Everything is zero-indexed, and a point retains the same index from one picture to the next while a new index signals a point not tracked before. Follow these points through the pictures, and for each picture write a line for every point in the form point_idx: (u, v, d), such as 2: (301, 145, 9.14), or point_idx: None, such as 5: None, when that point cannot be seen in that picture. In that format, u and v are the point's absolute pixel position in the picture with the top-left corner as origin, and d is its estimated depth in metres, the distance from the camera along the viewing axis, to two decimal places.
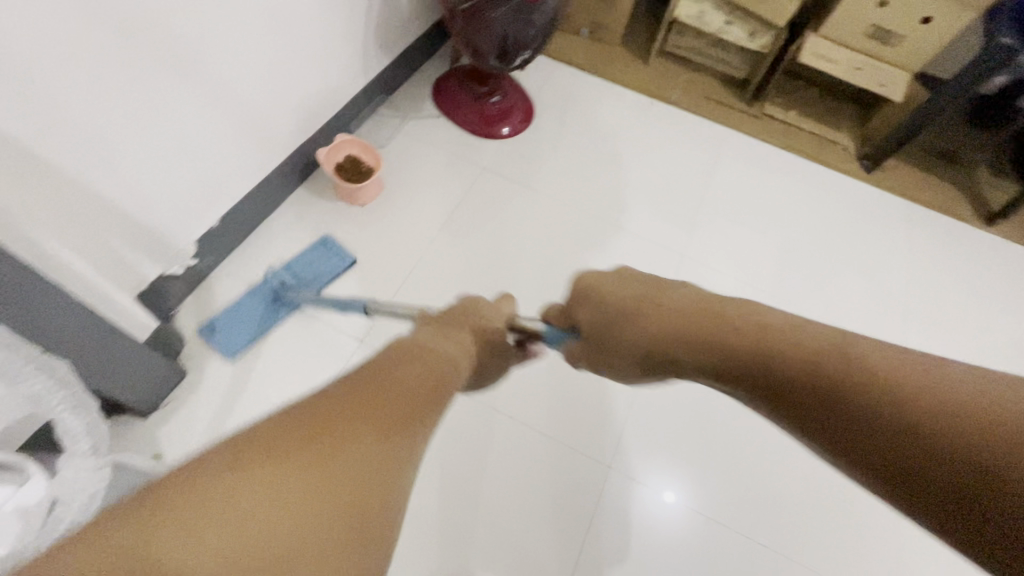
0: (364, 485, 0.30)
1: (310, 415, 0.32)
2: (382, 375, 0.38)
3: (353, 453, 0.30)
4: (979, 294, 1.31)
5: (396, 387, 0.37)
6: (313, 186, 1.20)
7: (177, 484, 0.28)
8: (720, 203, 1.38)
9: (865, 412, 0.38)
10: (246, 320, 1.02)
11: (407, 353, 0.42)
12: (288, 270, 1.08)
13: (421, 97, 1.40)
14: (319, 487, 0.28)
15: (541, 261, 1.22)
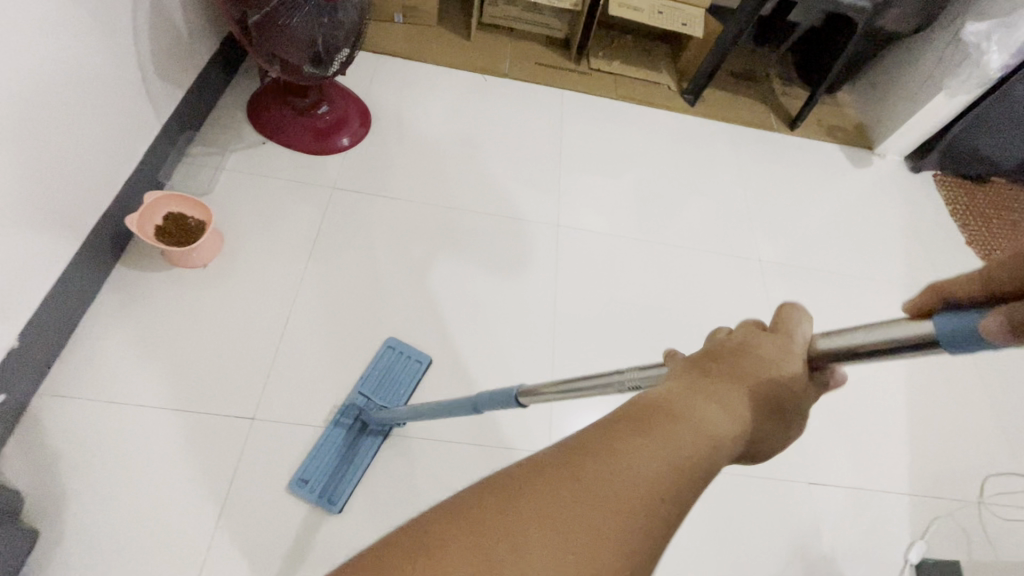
0: (641, 517, 0.30)
1: (570, 466, 0.31)
2: (583, 455, 0.31)
3: (593, 494, 0.29)
4: (802, 190, 1.52)
5: (636, 472, 0.31)
6: (135, 260, 1.01)
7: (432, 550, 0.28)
8: (578, 164, 1.41)
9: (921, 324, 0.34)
10: (328, 454, 0.89)
11: (655, 411, 0.35)
12: (365, 388, 0.96)
13: (237, 125, 1.23)
14: (587, 528, 0.29)
15: (424, 269, 1.15)
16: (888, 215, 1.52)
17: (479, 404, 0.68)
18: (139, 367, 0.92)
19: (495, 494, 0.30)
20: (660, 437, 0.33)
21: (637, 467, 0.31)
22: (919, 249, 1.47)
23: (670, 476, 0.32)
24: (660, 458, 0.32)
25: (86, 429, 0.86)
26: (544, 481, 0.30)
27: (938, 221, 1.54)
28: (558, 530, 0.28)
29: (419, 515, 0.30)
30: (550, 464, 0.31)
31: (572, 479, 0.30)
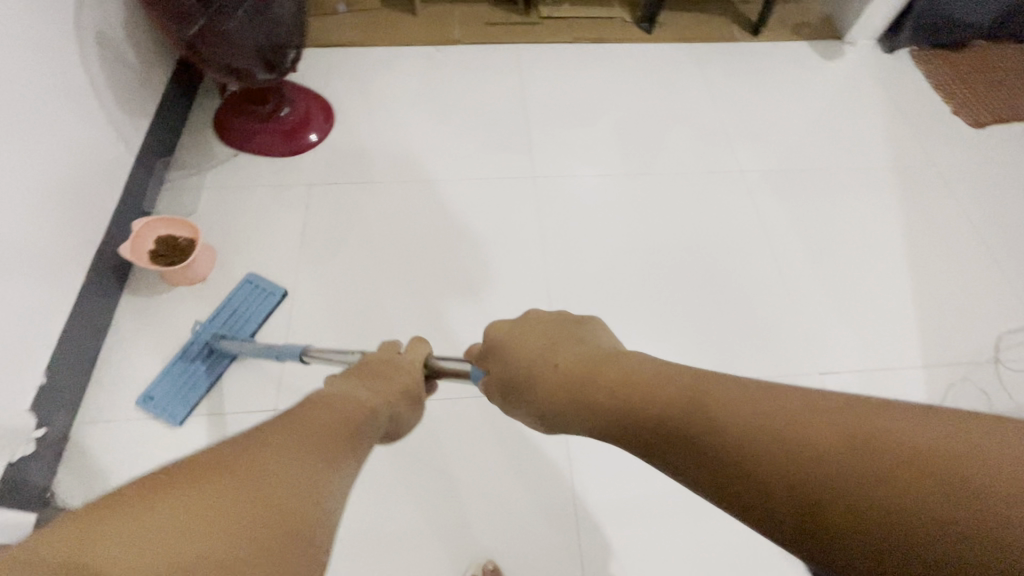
0: (310, 510, 0.33)
1: (235, 460, 0.33)
2: (247, 456, 0.34)
3: (267, 486, 0.32)
4: (775, 94, 1.49)
5: (284, 471, 0.34)
6: (138, 287, 1.05)
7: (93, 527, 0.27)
8: (545, 115, 1.41)
9: (834, 470, 0.31)
10: (182, 383, 0.95)
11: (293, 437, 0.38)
12: (218, 319, 1.02)
13: (207, 142, 1.26)
14: (238, 524, 0.29)
15: (411, 244, 1.18)
16: (869, 101, 1.49)
17: (280, 354, 0.81)
18: None
19: (152, 487, 0.30)
20: (306, 434, 0.39)
21: (289, 455, 0.36)
22: (905, 128, 1.44)
23: (332, 468, 0.38)
24: (315, 450, 0.38)
25: (125, 446, 0.91)
26: (231, 467, 0.32)
27: (921, 96, 1.50)
28: (221, 512, 0.29)
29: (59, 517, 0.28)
30: (195, 465, 0.32)
31: (238, 471, 0.32)
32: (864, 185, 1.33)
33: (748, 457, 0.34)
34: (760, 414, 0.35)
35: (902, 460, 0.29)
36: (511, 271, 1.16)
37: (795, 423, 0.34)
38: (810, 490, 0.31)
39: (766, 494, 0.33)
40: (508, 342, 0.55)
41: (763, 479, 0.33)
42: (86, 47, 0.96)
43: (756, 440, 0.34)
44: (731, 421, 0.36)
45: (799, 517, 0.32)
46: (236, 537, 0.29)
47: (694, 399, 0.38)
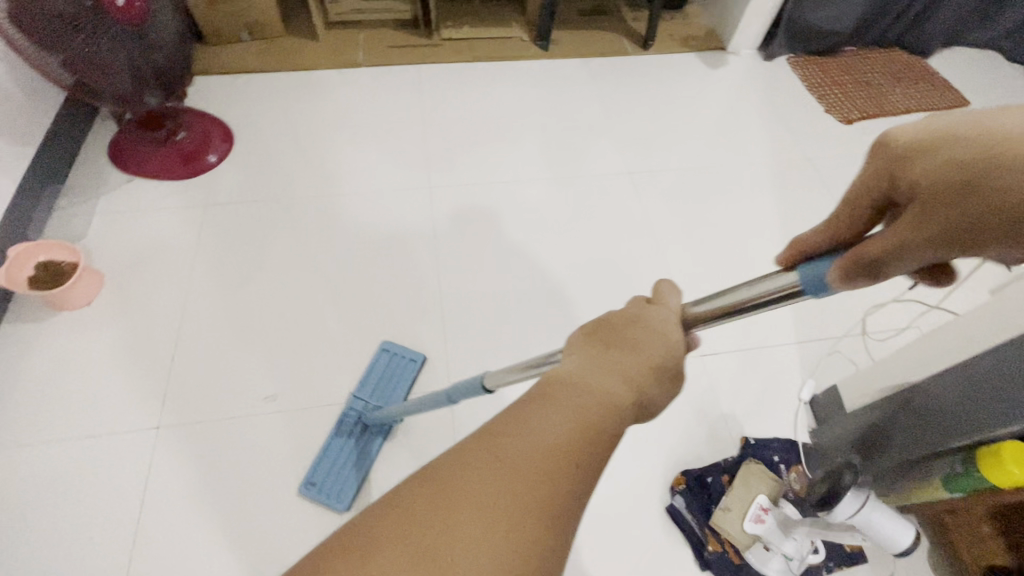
0: (557, 500, 0.33)
1: (437, 486, 0.33)
2: (473, 463, 0.34)
3: (486, 503, 0.32)
4: (665, 101, 1.59)
5: (478, 488, 0.32)
6: (20, 314, 1.04)
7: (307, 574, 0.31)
8: (447, 128, 1.47)
9: (976, 187, 0.31)
10: (340, 458, 0.94)
11: (507, 435, 0.35)
12: (362, 388, 1.00)
13: (101, 169, 1.26)
14: (478, 545, 0.31)
15: (308, 256, 1.19)
16: (750, 104, 1.60)
17: (450, 394, 0.73)
18: (42, 408, 0.96)
19: (435, 483, 0.33)
20: (524, 422, 0.36)
21: (523, 451, 0.34)
22: (783, 127, 1.56)
23: (590, 452, 0.36)
24: (559, 433, 0.35)
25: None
26: (431, 493, 0.33)
27: (798, 97, 1.62)
28: (460, 550, 0.31)
29: (411, 477, 0.34)
30: (424, 481, 0.34)
31: (455, 499, 0.32)
32: (745, 181, 1.43)
33: (937, 220, 0.32)
34: (943, 164, 0.33)
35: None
36: (408, 277, 1.19)
37: (983, 152, 0.31)
38: (980, 224, 0.31)
39: (958, 237, 0.32)
40: (578, 372, 0.40)
41: (946, 230, 0.32)
42: None
43: (916, 193, 0.33)
44: (953, 176, 0.32)
45: (990, 221, 0.31)
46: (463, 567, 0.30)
47: (901, 157, 0.35)
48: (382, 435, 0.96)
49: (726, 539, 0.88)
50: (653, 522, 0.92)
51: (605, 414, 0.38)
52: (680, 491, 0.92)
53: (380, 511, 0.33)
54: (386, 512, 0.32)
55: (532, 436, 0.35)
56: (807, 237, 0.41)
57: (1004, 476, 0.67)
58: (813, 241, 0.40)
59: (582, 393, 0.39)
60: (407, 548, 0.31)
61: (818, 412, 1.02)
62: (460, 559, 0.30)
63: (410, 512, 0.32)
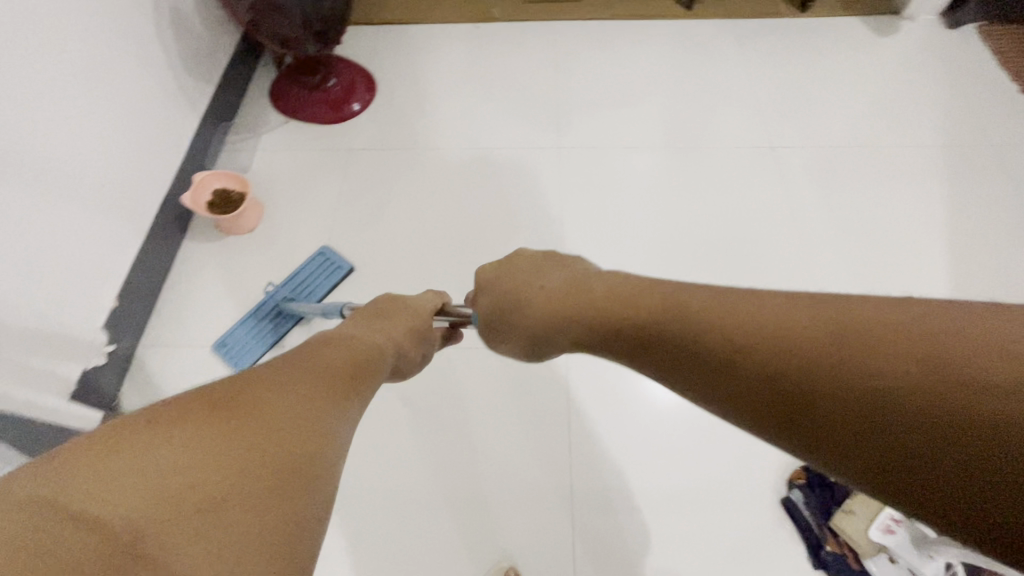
0: (312, 435, 0.39)
1: (213, 405, 0.37)
2: (232, 404, 0.38)
3: (262, 432, 0.36)
4: (819, 71, 1.44)
5: (249, 427, 0.36)
6: (197, 233, 1.19)
7: (117, 451, 0.33)
8: (577, 89, 1.44)
9: (875, 368, 0.34)
10: (246, 336, 1.05)
11: (245, 402, 0.38)
12: (294, 282, 1.11)
13: (263, 110, 1.38)
14: (255, 460, 0.35)
15: (436, 206, 1.25)
16: (922, 78, 1.41)
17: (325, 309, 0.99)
18: (212, 316, 1.10)
19: (230, 399, 0.38)
20: (309, 377, 0.45)
21: (312, 390, 0.43)
22: (961, 107, 1.36)
23: (327, 424, 0.41)
24: (328, 386, 0.45)
25: (178, 368, 1.04)
26: (224, 410, 0.37)
27: (985, 74, 1.40)
28: (186, 453, 0.34)
29: (158, 405, 0.37)
30: (224, 397, 0.38)
31: (226, 415, 0.36)
32: (905, 166, 1.27)
33: (863, 391, 0.34)
34: (879, 335, 0.35)
35: (981, 381, 0.31)
36: (529, 235, 1.20)
37: (887, 349, 0.34)
38: (887, 431, 0.33)
39: (828, 401, 0.35)
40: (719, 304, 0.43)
41: (902, 423, 0.33)
42: (161, 18, 1.10)
43: (841, 348, 0.36)
44: (876, 369, 0.34)
45: (849, 425, 0.35)
46: (225, 469, 0.33)
47: (850, 324, 0.36)
48: (292, 321, 1.07)
49: (847, 541, 0.83)
50: (764, 510, 0.89)
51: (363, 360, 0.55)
52: (798, 485, 0.89)
53: (195, 401, 0.37)
54: (144, 426, 0.35)
55: (291, 377, 0.44)
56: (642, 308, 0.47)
57: None
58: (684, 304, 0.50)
59: (318, 355, 0.51)
60: (71, 471, 0.32)
61: None
62: (163, 468, 0.33)
63: (133, 432, 0.34)
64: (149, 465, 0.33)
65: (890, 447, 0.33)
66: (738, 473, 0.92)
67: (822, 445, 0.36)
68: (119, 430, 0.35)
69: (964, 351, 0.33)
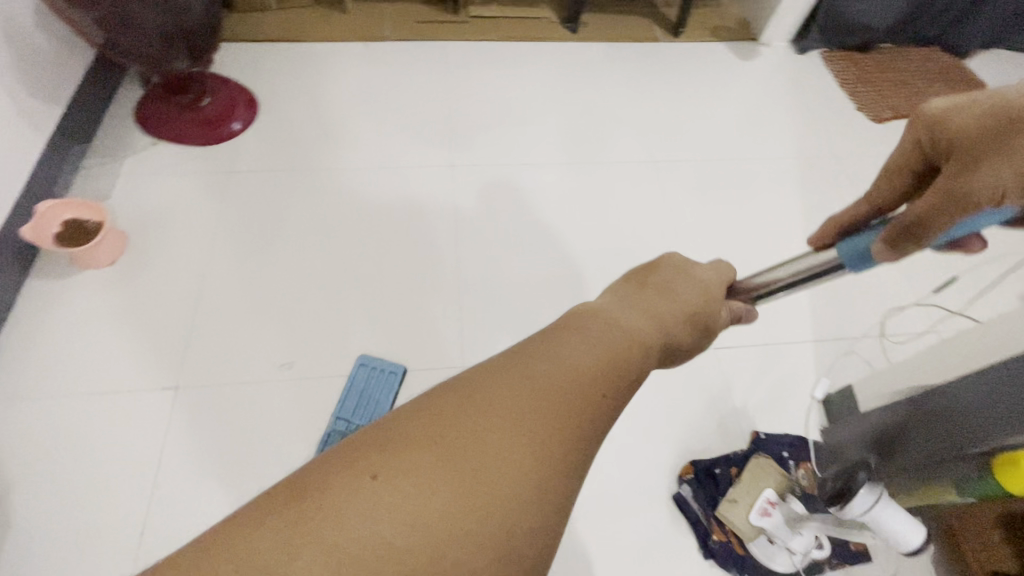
0: (560, 441, 0.35)
1: (439, 409, 0.34)
2: (461, 402, 0.35)
3: (490, 454, 0.33)
4: (693, 90, 1.57)
5: (495, 431, 0.34)
6: (44, 268, 1.05)
7: (320, 487, 0.31)
8: (471, 107, 1.46)
9: (975, 141, 0.40)
10: None
11: (460, 405, 0.35)
12: (345, 411, 0.97)
13: (127, 130, 1.27)
14: (488, 487, 0.32)
15: (326, 227, 1.20)
16: (781, 97, 1.57)
17: None
18: (63, 360, 0.97)
19: (437, 416, 0.34)
20: (557, 362, 0.38)
21: (561, 393, 0.36)
22: (814, 123, 1.53)
23: (565, 442, 0.35)
24: (598, 386, 0.38)
25: (19, 424, 0.91)
26: (427, 420, 0.34)
27: (828, 93, 1.59)
28: (399, 496, 0.30)
29: (386, 418, 0.35)
30: (436, 403, 0.35)
31: (455, 420, 0.34)
32: (771, 176, 1.41)
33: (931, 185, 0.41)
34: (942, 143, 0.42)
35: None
36: (426, 253, 1.19)
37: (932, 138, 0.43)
38: (975, 157, 0.39)
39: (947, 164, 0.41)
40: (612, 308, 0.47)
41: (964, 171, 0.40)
42: None
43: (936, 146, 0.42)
44: (938, 174, 0.41)
45: (949, 192, 0.40)
46: (440, 515, 0.30)
47: (931, 121, 0.42)
48: None
49: (730, 529, 0.88)
50: (659, 508, 0.92)
51: (631, 349, 0.43)
52: (687, 480, 0.93)
53: (417, 410, 0.35)
54: (325, 471, 0.32)
55: (549, 369, 0.38)
56: (848, 214, 0.52)
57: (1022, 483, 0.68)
58: (851, 214, 0.52)
59: (593, 335, 0.42)
60: (266, 511, 0.30)
61: (832, 411, 1.01)
62: (382, 517, 0.30)
63: (332, 480, 0.31)
64: (348, 517, 0.29)
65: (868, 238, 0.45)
66: (635, 475, 0.95)
67: (934, 220, 0.41)
68: (325, 458, 0.33)
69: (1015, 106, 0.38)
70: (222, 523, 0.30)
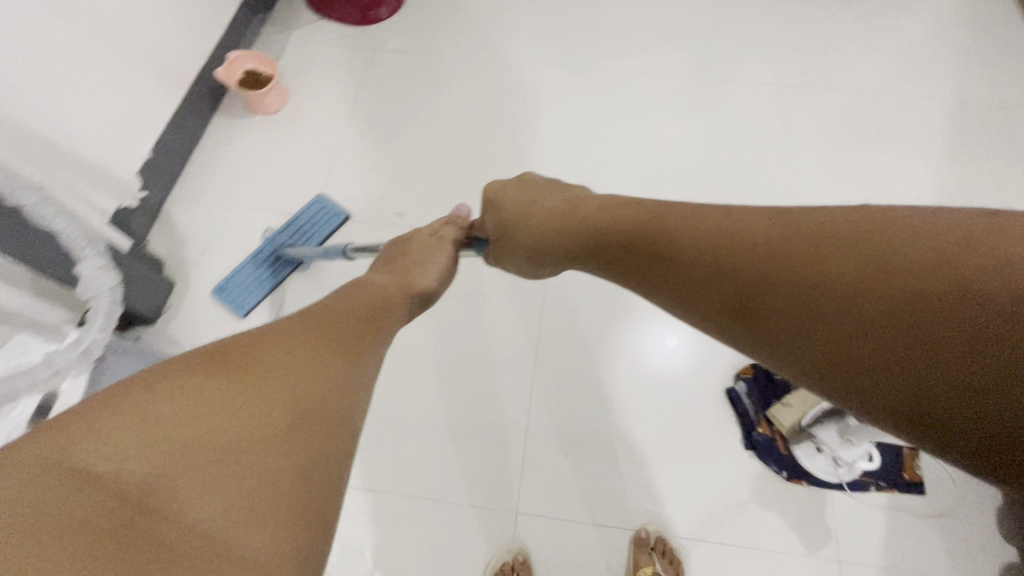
0: (167, 439, 0.40)
1: (127, 401, 0.41)
2: (150, 394, 0.42)
3: (158, 425, 0.40)
4: (844, 16, 1.44)
5: (193, 437, 0.40)
6: (227, 109, 1.29)
7: (87, 426, 0.40)
8: (598, 13, 1.47)
9: (891, 303, 0.38)
10: None
11: (246, 359, 0.46)
12: None
13: (297, 6, 1.46)
14: (241, 424, 0.42)
15: (448, 105, 1.32)
16: (948, 36, 1.39)
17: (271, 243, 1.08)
18: (232, 181, 1.21)
19: (177, 382, 0.43)
20: (204, 402, 0.42)
21: (210, 427, 0.41)
22: (982, 66, 1.35)
23: (280, 409, 0.44)
24: (345, 327, 0.55)
25: (200, 222, 1.16)
26: (126, 412, 0.41)
27: (1011, 35, 1.39)
28: (185, 397, 0.42)
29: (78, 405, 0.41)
30: (145, 388, 0.43)
31: (137, 407, 0.41)
32: (906, 117, 1.29)
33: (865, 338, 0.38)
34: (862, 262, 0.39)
35: (942, 328, 0.35)
36: (532, 142, 1.27)
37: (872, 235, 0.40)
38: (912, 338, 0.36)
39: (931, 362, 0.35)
40: (286, 328, 0.51)
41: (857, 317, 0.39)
42: None
43: (780, 254, 0.44)
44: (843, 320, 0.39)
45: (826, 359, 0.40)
46: (188, 463, 0.39)
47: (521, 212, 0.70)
48: None
49: (772, 424, 0.92)
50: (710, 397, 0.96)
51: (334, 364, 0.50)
52: (744, 378, 0.95)
53: (190, 367, 0.45)
54: (151, 386, 0.43)
55: (223, 402, 0.43)
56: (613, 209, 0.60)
57: None
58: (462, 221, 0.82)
59: (291, 346, 0.49)
60: (80, 429, 0.39)
61: None
62: (133, 456, 0.39)
63: (88, 422, 0.40)
64: (106, 460, 0.38)
65: (900, 360, 0.37)
66: (700, 367, 0.98)
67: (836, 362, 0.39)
68: (78, 414, 0.40)
69: (996, 315, 0.34)
70: (110, 392, 0.42)
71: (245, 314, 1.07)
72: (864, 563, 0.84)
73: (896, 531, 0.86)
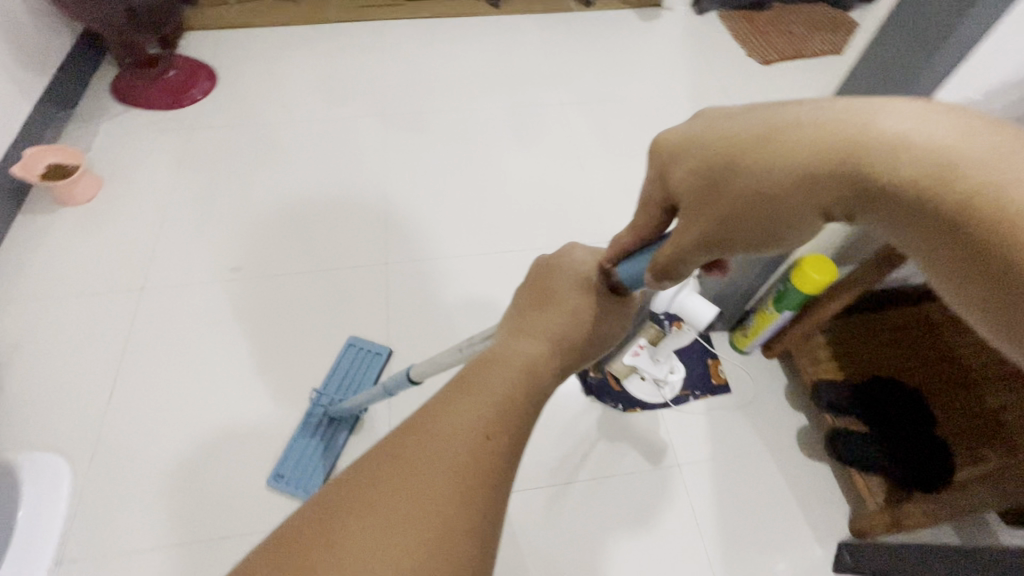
0: (418, 537, 0.36)
1: (317, 518, 0.38)
2: (365, 481, 0.39)
3: (345, 556, 0.35)
4: (603, 46, 1.78)
5: (388, 519, 0.37)
6: (31, 206, 1.25)
7: (268, 562, 0.36)
8: (403, 70, 1.66)
9: (771, 173, 0.38)
10: None
11: (372, 479, 0.39)
12: None
13: (104, 101, 1.48)
14: (414, 520, 0.37)
15: (273, 164, 1.40)
16: (682, 51, 1.77)
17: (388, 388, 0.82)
18: (46, 273, 1.16)
19: (333, 501, 0.39)
20: (403, 494, 0.38)
21: (412, 522, 0.37)
22: (710, 67, 1.72)
23: (454, 488, 0.39)
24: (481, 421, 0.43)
25: (12, 320, 1.09)
26: (343, 513, 0.38)
27: (723, 43, 1.80)
28: (320, 561, 0.35)
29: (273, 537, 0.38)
30: (337, 500, 0.39)
31: (341, 516, 0.38)
32: (663, 110, 1.60)
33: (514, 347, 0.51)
34: (860, 123, 0.36)
35: (942, 173, 0.33)
36: (359, 181, 1.38)
37: (965, 136, 0.34)
38: (904, 205, 0.35)
39: (982, 257, 0.33)
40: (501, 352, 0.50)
41: (789, 166, 0.37)
42: None
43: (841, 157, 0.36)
44: (772, 168, 0.38)
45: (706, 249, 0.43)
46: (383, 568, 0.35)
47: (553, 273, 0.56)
48: None
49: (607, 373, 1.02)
50: None
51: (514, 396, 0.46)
52: None
53: (332, 504, 0.39)
54: (332, 500, 0.39)
55: (408, 497, 0.38)
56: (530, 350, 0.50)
57: (811, 282, 0.85)
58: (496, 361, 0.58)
59: (453, 414, 0.43)
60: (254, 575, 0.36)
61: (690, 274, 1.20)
62: (334, 565, 0.35)
63: (283, 551, 0.36)
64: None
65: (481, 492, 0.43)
66: None
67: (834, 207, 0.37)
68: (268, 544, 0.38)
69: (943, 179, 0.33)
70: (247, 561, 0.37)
71: (76, 399, 1.02)
72: (697, 459, 0.98)
73: (712, 427, 1.02)
